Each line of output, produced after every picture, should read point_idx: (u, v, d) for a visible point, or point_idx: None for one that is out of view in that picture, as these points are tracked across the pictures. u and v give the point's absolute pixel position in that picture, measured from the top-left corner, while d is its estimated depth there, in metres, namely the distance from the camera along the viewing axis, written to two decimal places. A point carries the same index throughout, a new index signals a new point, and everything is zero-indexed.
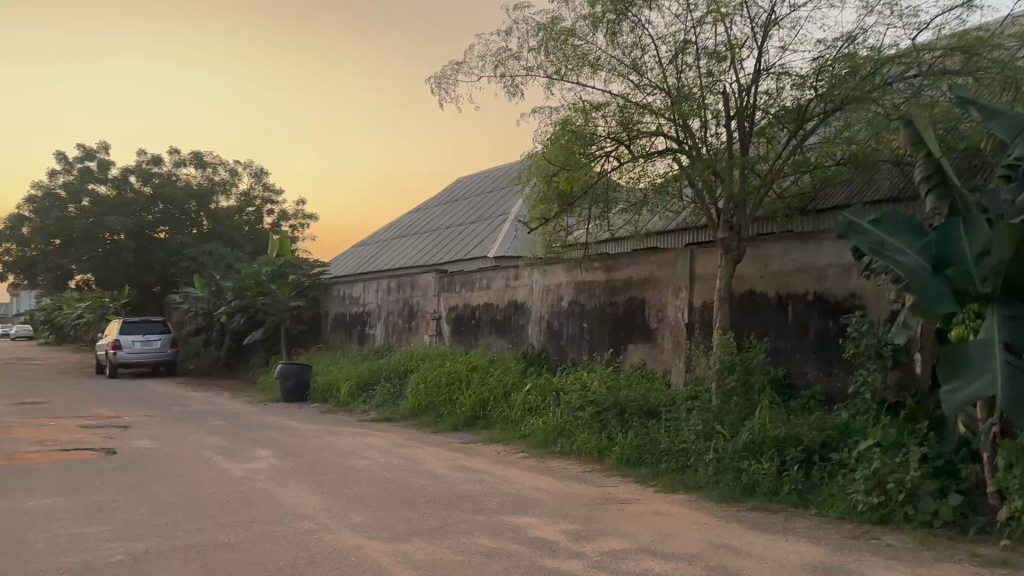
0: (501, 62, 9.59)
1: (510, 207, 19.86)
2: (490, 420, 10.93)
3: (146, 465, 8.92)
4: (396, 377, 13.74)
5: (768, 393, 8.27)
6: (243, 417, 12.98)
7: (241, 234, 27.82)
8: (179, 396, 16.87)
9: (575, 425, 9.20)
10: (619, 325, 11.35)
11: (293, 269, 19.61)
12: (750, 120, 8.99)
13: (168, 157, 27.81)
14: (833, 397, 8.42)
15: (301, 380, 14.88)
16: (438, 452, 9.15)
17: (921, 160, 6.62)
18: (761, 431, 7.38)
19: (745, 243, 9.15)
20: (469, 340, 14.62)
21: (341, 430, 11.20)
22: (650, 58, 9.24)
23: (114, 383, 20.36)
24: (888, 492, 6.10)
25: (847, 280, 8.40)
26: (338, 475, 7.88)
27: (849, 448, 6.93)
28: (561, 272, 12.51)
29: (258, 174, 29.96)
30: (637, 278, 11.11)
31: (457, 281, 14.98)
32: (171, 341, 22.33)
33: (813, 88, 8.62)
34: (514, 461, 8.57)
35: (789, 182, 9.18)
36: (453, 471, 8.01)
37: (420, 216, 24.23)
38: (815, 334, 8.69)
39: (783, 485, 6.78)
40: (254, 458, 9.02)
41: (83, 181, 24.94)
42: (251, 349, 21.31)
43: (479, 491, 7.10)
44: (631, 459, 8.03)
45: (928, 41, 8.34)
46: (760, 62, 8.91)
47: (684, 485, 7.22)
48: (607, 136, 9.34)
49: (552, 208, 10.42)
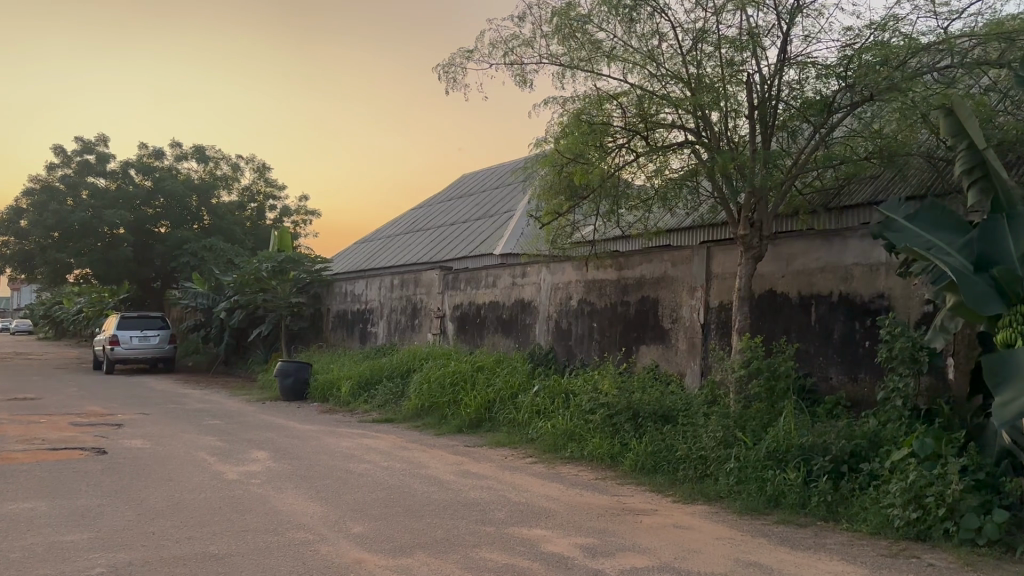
0: (511, 50, 9.21)
1: (515, 204, 19.47)
2: (496, 423, 10.53)
3: (137, 466, 8.53)
4: (399, 377, 13.35)
5: (792, 398, 7.85)
6: (240, 416, 12.59)
7: (242, 230, 27.46)
8: (176, 394, 16.50)
9: (586, 429, 8.81)
10: (631, 325, 10.95)
11: (293, 265, 19.21)
12: (771, 113, 8.61)
13: (169, 151, 27.50)
14: (859, 404, 8.01)
15: (300, 378, 14.49)
16: (442, 456, 8.76)
17: (962, 152, 6.23)
18: (786, 440, 6.98)
19: (766, 241, 8.73)
20: (473, 340, 14.23)
21: (342, 431, 10.82)
22: (668, 48, 8.84)
23: (111, 379, 19.98)
24: (926, 506, 5.68)
25: (874, 280, 8.00)
26: (337, 480, 7.48)
27: (881, 458, 6.52)
28: (569, 270, 12.12)
29: (261, 169, 29.63)
30: (650, 276, 10.70)
31: (462, 279, 14.58)
32: (169, 337, 21.96)
33: (840, 79, 8.14)
34: (521, 467, 8.17)
35: (811, 178, 8.84)
36: (459, 477, 7.61)
37: (424, 213, 23.85)
38: (839, 336, 8.28)
39: (811, 497, 6.38)
40: (249, 461, 8.63)
41: (82, 174, 24.60)
42: (250, 346, 20.90)
43: (487, 499, 6.71)
44: (645, 467, 7.65)
45: (963, 29, 7.94)
46: (784, 51, 8.51)
47: (704, 495, 6.81)
48: (623, 127, 8.98)
49: (561, 203, 10.02)
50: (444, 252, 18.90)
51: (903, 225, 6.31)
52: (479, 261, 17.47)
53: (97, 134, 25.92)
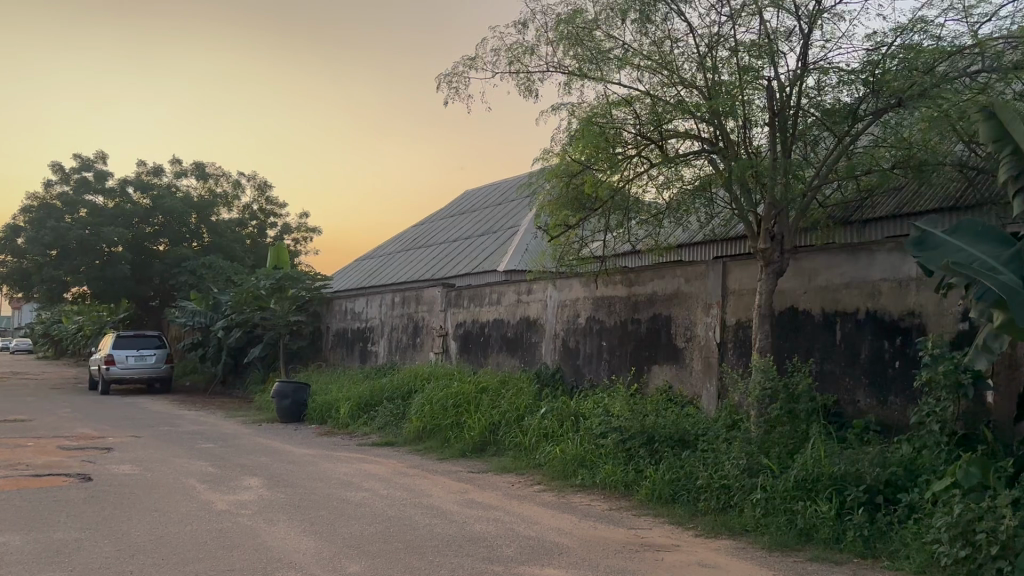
0: (516, 58, 8.80)
1: (520, 219, 19.05)
2: (501, 446, 10.02)
3: (121, 495, 8.04)
4: (399, 399, 12.85)
5: (818, 423, 7.37)
6: (234, 439, 12.08)
7: (242, 247, 27.05)
8: (171, 415, 15.97)
9: (598, 455, 8.31)
10: (642, 344, 10.48)
11: (292, 282, 18.66)
12: (792, 120, 8.15)
13: (169, 168, 27.17)
14: (889, 428, 7.54)
15: (298, 400, 13.99)
16: (446, 484, 8.26)
17: (1005, 159, 6.04)
18: (815, 467, 6.49)
19: (788, 255, 8.25)
20: (477, 359, 13.75)
21: (339, 456, 10.31)
22: (681, 54, 8.39)
23: (105, 400, 19.48)
24: (976, 543, 5.10)
25: (904, 297, 7.55)
26: (333, 511, 6.99)
27: (921, 489, 6.01)
28: (577, 286, 11.67)
29: (261, 186, 29.29)
30: (662, 293, 10.24)
31: (465, 296, 14.13)
32: (165, 357, 21.49)
33: (864, 85, 7.72)
34: (529, 496, 7.67)
35: (832, 190, 8.39)
36: (464, 508, 7.10)
37: (425, 229, 23.42)
38: (867, 357, 7.82)
39: (846, 532, 5.88)
40: (241, 489, 8.14)
41: (79, 190, 24.22)
42: (248, 366, 20.40)
43: (494, 533, 6.22)
44: (664, 496, 7.16)
45: (994, 31, 7.46)
46: (804, 57, 8.07)
47: (728, 528, 6.32)
48: (635, 135, 8.51)
49: (569, 216, 9.49)
50: (447, 269, 18.48)
51: (943, 239, 5.92)
52: (482, 278, 17.02)
53: (95, 152, 25.57)
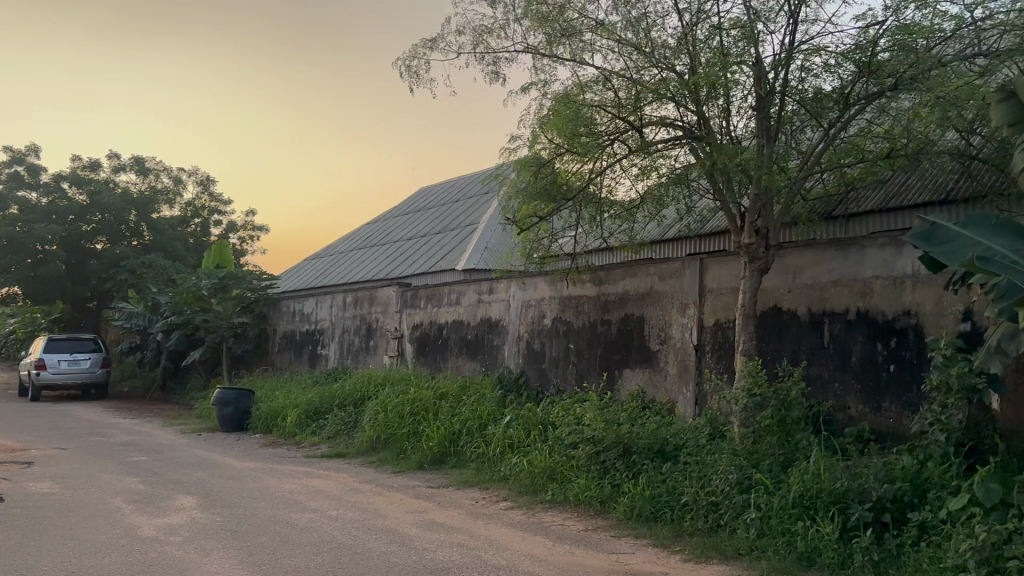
0: (481, 38, 8.11)
1: (479, 216, 18.32)
2: (462, 458, 9.27)
3: (34, 520, 7.08)
4: (351, 405, 12.00)
5: (811, 432, 6.78)
6: (171, 452, 11.09)
7: (184, 246, 25.79)
8: (102, 425, 14.83)
9: (569, 468, 7.64)
10: (613, 346, 9.84)
11: (236, 282, 17.52)
12: (779, 108, 7.45)
13: (108, 163, 25.85)
14: (884, 437, 7.01)
15: (241, 408, 13.05)
16: (403, 502, 7.49)
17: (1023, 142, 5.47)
18: (814, 483, 5.93)
19: (774, 250, 7.64)
20: (434, 362, 12.98)
21: (286, 469, 9.46)
22: (660, 33, 7.66)
23: (32, 408, 18.20)
24: (1005, 570, 4.47)
25: (898, 296, 7.03)
26: (274, 537, 6.18)
27: (932, 507, 5.46)
28: (543, 285, 10.99)
29: (205, 182, 28.08)
30: (634, 292, 9.61)
31: (422, 295, 13.36)
32: (101, 361, 20.25)
33: (856, 68, 7.13)
34: (497, 515, 6.95)
35: (816, 183, 7.79)
36: (424, 532, 6.34)
37: (378, 227, 22.49)
38: (858, 361, 7.29)
39: (852, 554, 5.29)
40: (172, 511, 7.25)
41: (9, 186, 22.80)
42: (190, 370, 19.28)
43: (459, 563, 5.48)
44: (646, 514, 6.53)
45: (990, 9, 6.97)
46: (792, 36, 7.44)
47: (719, 551, 5.69)
48: (610, 120, 7.82)
49: (539, 209, 8.71)
50: (402, 268, 17.66)
51: (957, 231, 5.37)
52: (439, 278, 16.22)
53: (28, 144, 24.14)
